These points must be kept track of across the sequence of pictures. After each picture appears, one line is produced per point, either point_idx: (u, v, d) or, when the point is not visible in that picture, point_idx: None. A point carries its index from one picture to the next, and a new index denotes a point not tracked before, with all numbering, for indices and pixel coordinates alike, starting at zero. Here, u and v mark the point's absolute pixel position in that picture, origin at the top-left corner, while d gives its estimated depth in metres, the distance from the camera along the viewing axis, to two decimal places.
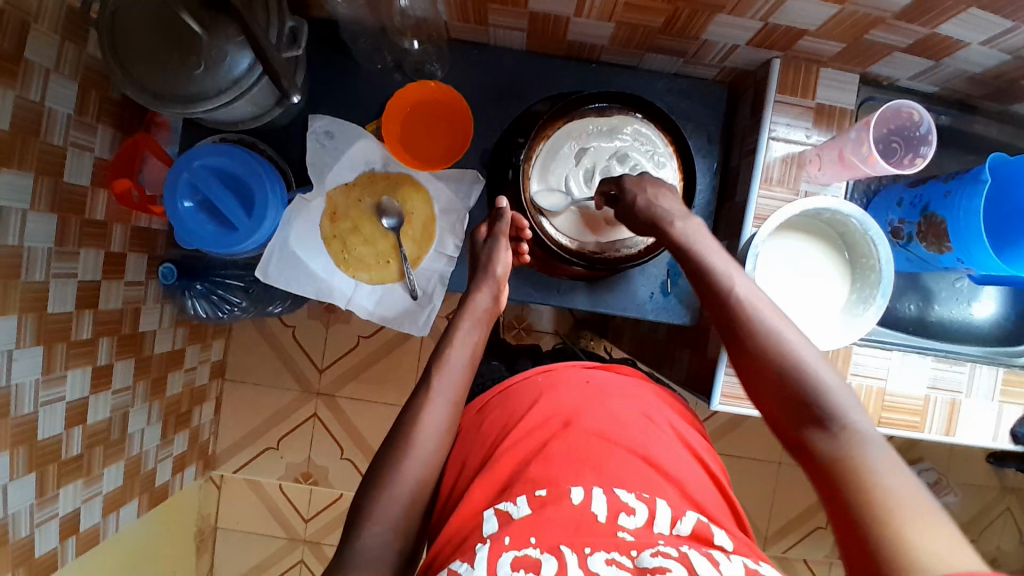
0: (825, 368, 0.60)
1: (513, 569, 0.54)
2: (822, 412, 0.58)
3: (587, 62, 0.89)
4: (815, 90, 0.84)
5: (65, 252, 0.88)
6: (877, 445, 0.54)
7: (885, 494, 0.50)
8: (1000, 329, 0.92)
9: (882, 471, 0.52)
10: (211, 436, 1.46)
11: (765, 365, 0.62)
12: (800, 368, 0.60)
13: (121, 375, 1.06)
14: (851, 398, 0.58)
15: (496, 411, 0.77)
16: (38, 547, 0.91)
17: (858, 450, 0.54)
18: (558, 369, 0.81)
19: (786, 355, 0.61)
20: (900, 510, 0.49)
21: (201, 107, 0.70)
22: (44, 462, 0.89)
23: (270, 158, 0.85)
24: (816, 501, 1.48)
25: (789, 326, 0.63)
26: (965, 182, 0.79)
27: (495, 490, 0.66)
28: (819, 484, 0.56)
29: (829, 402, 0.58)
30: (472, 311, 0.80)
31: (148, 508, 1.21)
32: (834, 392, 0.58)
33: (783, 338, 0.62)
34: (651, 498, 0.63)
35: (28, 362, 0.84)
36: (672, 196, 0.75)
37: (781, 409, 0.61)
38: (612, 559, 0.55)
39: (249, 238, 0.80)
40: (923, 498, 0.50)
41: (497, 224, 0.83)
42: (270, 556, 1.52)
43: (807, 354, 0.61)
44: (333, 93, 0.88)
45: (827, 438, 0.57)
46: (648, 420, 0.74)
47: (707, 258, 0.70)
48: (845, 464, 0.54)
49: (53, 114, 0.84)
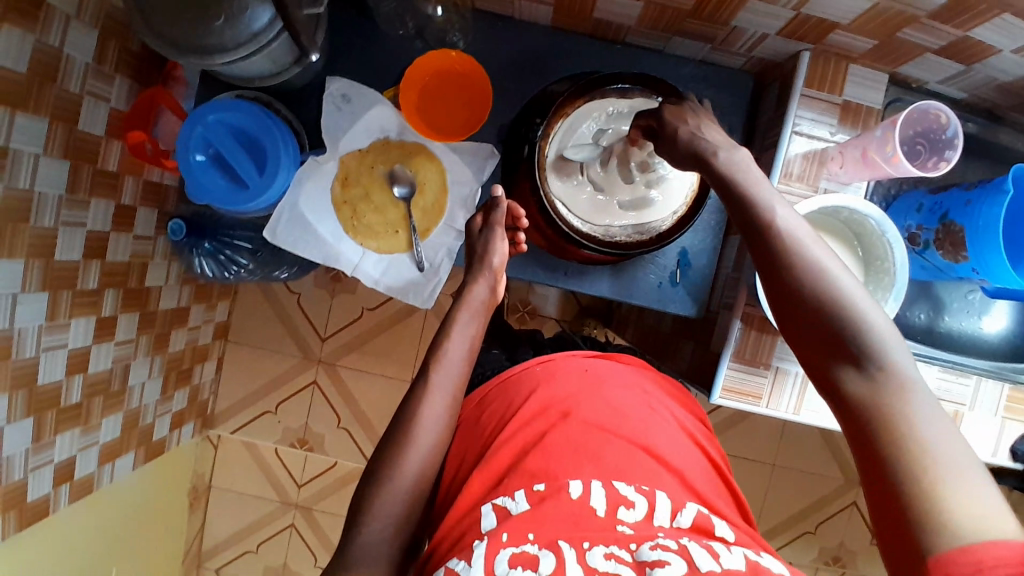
0: (869, 305, 0.56)
1: (511, 566, 0.54)
2: (862, 353, 0.54)
3: (611, 43, 0.88)
4: (842, 86, 0.82)
5: (75, 200, 0.88)
6: (915, 391, 0.53)
7: (925, 448, 0.50)
8: (1011, 344, 0.91)
9: (924, 422, 0.51)
10: (210, 396, 1.47)
11: (804, 301, 0.57)
12: (842, 305, 0.56)
13: (125, 327, 1.06)
14: (894, 337, 0.55)
15: (495, 402, 0.77)
16: (32, 491, 0.92)
17: (898, 396, 0.53)
18: (556, 360, 0.80)
19: (829, 292, 0.57)
20: (940, 470, 0.49)
21: (219, 59, 0.68)
22: (43, 408, 0.90)
23: (286, 118, 0.84)
24: (807, 505, 1.48)
25: (832, 259, 0.58)
26: (988, 190, 0.78)
27: (493, 480, 0.66)
28: (852, 428, 0.54)
29: (872, 343, 0.54)
30: (469, 304, 0.79)
31: (143, 462, 1.23)
32: (878, 331, 0.55)
33: (825, 273, 0.57)
34: (650, 490, 0.63)
35: (33, 307, 0.84)
36: (716, 138, 0.68)
37: (817, 350, 0.57)
38: (610, 553, 0.56)
39: (258, 197, 0.79)
40: (957, 449, 0.50)
41: (492, 214, 0.83)
42: (261, 519, 1.53)
43: (850, 289, 0.57)
44: (352, 57, 0.87)
45: (864, 380, 0.54)
46: (648, 409, 0.74)
47: (750, 189, 0.63)
48: (883, 410, 0.52)
49: (72, 61, 0.83)
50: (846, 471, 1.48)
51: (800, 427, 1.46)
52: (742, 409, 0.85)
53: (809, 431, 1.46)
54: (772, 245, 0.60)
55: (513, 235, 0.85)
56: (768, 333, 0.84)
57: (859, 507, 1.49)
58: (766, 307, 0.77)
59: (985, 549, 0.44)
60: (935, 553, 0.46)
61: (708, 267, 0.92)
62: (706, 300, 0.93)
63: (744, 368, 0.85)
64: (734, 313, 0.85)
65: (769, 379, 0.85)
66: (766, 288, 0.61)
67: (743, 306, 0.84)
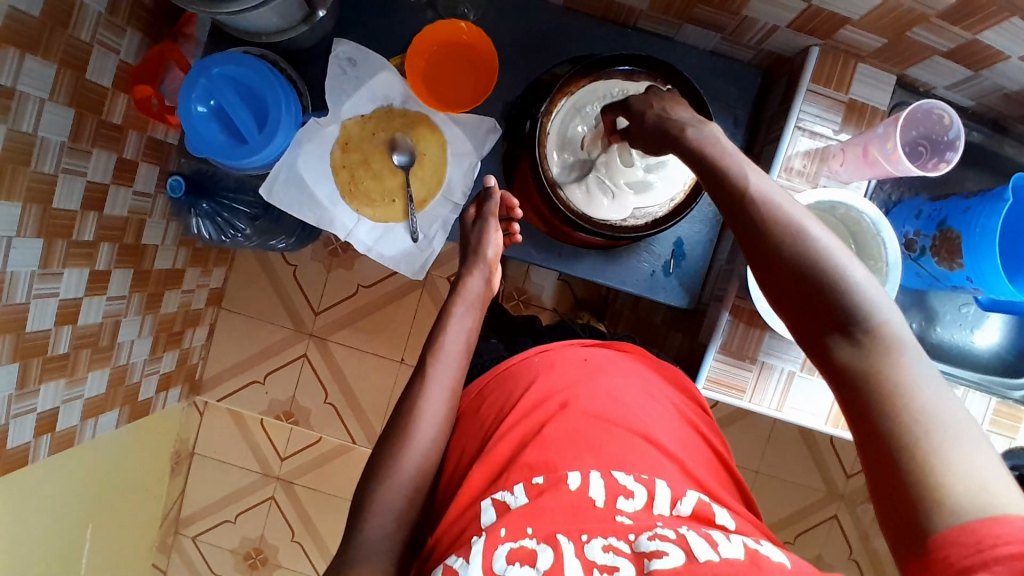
0: (856, 272, 0.56)
1: (508, 562, 0.54)
2: (850, 317, 0.54)
3: (622, 26, 0.88)
4: (849, 85, 0.82)
5: (77, 149, 0.88)
6: (905, 349, 0.53)
7: (921, 416, 0.50)
8: (1003, 359, 0.90)
9: (917, 384, 0.51)
10: (199, 361, 1.47)
11: (787, 271, 0.57)
12: (825, 271, 0.56)
13: (118, 283, 1.06)
14: (884, 299, 0.55)
15: (494, 392, 0.75)
16: (12, 438, 0.92)
17: (889, 359, 0.53)
18: (555, 349, 0.78)
19: (813, 260, 0.56)
20: (938, 439, 0.48)
21: (228, 9, 0.68)
22: (30, 354, 0.90)
23: (292, 79, 0.85)
24: (788, 514, 1.47)
25: (816, 228, 0.58)
26: (987, 200, 0.77)
27: (493, 473, 0.65)
28: (846, 397, 0.54)
29: (861, 308, 0.54)
30: (465, 296, 0.79)
31: (127, 421, 1.22)
32: (868, 297, 0.55)
33: (810, 238, 0.57)
34: (650, 479, 0.62)
35: (28, 252, 0.84)
36: (683, 108, 0.72)
37: (803, 317, 0.57)
38: (609, 546, 0.55)
39: (257, 153, 0.79)
40: (955, 413, 0.50)
41: (485, 205, 0.84)
42: (242, 489, 1.53)
43: (835, 250, 0.57)
44: (364, 23, 0.87)
45: (856, 349, 0.54)
46: (649, 398, 0.72)
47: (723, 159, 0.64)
48: (876, 378, 0.52)
49: (84, 9, 0.83)
50: (829, 483, 1.47)
51: (787, 435, 1.45)
52: (723, 401, 0.85)
53: (795, 439, 1.45)
54: (754, 211, 0.60)
55: (507, 225, 0.87)
56: (756, 326, 0.84)
57: (840, 520, 1.48)
58: (756, 299, 0.77)
59: (987, 528, 0.44)
60: (936, 531, 0.46)
61: (702, 259, 0.92)
62: (698, 293, 0.93)
63: (729, 360, 0.85)
64: (724, 304, 0.85)
65: (754, 373, 0.85)
66: (749, 259, 0.61)
67: (734, 298, 0.84)
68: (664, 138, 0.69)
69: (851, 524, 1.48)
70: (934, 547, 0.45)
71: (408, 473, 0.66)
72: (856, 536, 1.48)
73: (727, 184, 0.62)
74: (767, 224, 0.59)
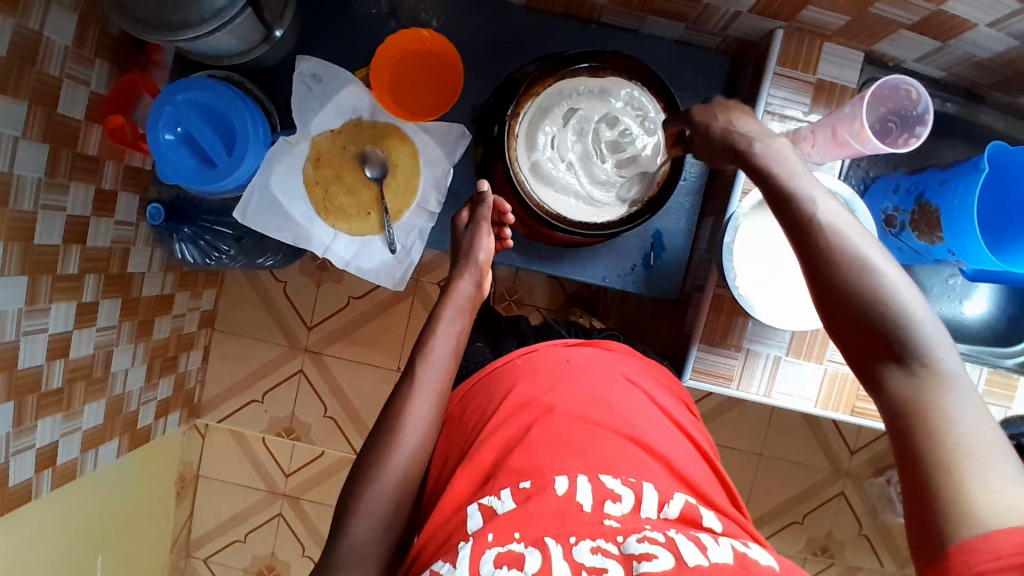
0: (914, 302, 0.55)
1: (496, 566, 0.53)
2: (906, 349, 0.54)
3: (586, 22, 0.88)
4: (816, 65, 0.82)
5: (54, 184, 0.87)
6: (958, 386, 0.53)
7: (954, 438, 0.51)
8: (993, 328, 0.90)
9: (958, 413, 0.52)
10: (197, 385, 1.47)
11: (848, 295, 0.57)
12: (884, 298, 0.55)
13: (106, 314, 1.05)
14: (938, 330, 0.55)
15: (477, 398, 0.75)
16: (13, 475, 0.92)
17: (939, 394, 0.53)
18: (539, 350, 0.78)
19: (873, 287, 0.56)
20: (969, 462, 0.49)
21: (184, 35, 0.69)
22: (25, 391, 0.90)
23: (258, 99, 0.85)
24: (794, 495, 1.47)
25: (877, 255, 0.57)
26: (965, 170, 0.76)
27: (477, 480, 0.64)
28: (889, 423, 0.55)
29: (918, 338, 0.54)
30: (456, 299, 0.79)
31: (127, 449, 1.22)
32: (922, 328, 0.54)
33: (879, 273, 0.56)
34: (637, 482, 0.62)
35: (12, 290, 0.83)
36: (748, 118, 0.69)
37: (859, 341, 0.57)
38: (597, 548, 0.54)
39: (228, 176, 0.79)
40: (990, 437, 0.51)
41: (478, 209, 0.83)
42: (249, 508, 1.53)
43: (900, 284, 0.56)
44: (329, 38, 0.88)
45: (907, 376, 0.54)
46: (634, 398, 0.72)
47: (794, 182, 0.61)
48: (919, 408, 0.53)
49: (50, 44, 0.83)
50: (834, 461, 1.47)
51: (787, 417, 1.45)
52: (712, 391, 0.85)
53: (797, 420, 1.45)
54: (820, 239, 0.58)
55: (500, 231, 0.86)
56: (738, 314, 0.84)
57: (847, 497, 1.48)
58: (734, 288, 0.77)
59: (1003, 536, 0.46)
60: (956, 540, 0.48)
61: (682, 250, 0.93)
62: (680, 283, 0.93)
63: (712, 349, 0.85)
64: (704, 295, 0.85)
65: (740, 361, 0.85)
66: (812, 285, 0.60)
67: (713, 288, 0.83)
68: (729, 154, 0.67)
69: (859, 500, 1.48)
70: (955, 552, 0.47)
71: (399, 486, 0.66)
72: (865, 512, 1.48)
73: (789, 204, 0.61)
74: (829, 245, 0.58)
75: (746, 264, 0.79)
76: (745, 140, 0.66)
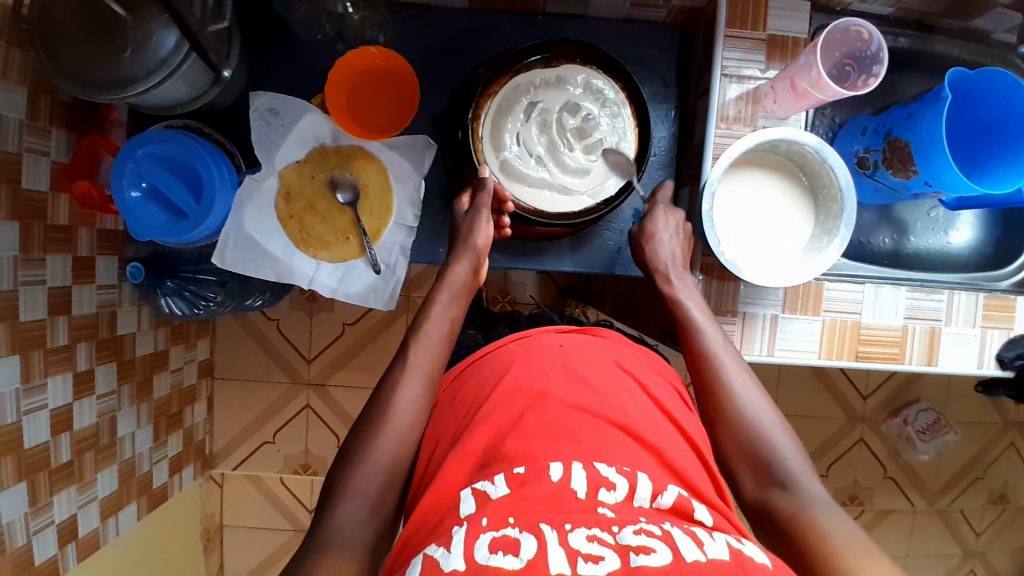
0: (782, 442, 0.68)
1: (491, 551, 0.50)
2: (783, 476, 0.65)
3: (532, 15, 0.89)
4: (765, 21, 0.82)
5: (31, 259, 0.86)
6: (824, 504, 0.62)
7: (832, 536, 0.58)
8: (979, 252, 0.92)
9: (828, 521, 0.60)
10: (206, 436, 1.46)
11: (733, 432, 0.70)
12: (764, 434, 0.69)
13: (104, 380, 1.04)
14: (803, 467, 0.67)
15: (470, 378, 0.74)
16: (37, 554, 0.91)
17: (811, 508, 0.62)
18: (532, 336, 0.78)
19: (753, 423, 0.69)
20: (847, 551, 0.57)
21: (134, 90, 0.69)
22: (35, 470, 0.89)
23: (218, 141, 0.85)
24: (816, 448, 1.47)
25: (760, 401, 0.71)
26: (928, 101, 0.77)
27: (471, 466, 0.62)
28: (779, 535, 0.62)
29: (790, 471, 0.66)
30: (448, 286, 0.79)
31: (147, 511, 1.21)
32: (793, 466, 0.66)
33: (755, 412, 0.70)
34: (632, 471, 0.60)
35: (5, 371, 0.83)
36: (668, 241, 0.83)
37: (746, 468, 0.68)
38: (592, 536, 0.52)
39: (203, 224, 0.79)
40: (860, 537, 0.58)
41: (479, 193, 0.80)
42: (278, 549, 1.52)
43: (767, 422, 0.70)
44: (282, 71, 0.89)
45: (785, 495, 0.64)
46: (622, 382, 0.71)
47: (701, 335, 0.77)
48: (800, 517, 0.61)
49: (4, 121, 0.81)
50: (848, 409, 1.47)
51: (796, 372, 1.45)
52: None
53: (804, 372, 1.45)
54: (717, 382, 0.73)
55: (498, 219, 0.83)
56: (729, 279, 0.85)
57: (867, 443, 1.48)
58: (720, 253, 0.77)
59: None
60: None
61: None
62: None
63: None
64: (694, 266, 0.87)
65: (738, 326, 0.85)
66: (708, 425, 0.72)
67: (701, 257, 0.85)
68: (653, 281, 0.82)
69: (878, 444, 1.49)
70: None
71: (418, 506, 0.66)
72: (887, 455, 1.49)
73: (697, 345, 0.76)
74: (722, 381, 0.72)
75: (725, 223, 0.80)
76: (663, 265, 0.82)
